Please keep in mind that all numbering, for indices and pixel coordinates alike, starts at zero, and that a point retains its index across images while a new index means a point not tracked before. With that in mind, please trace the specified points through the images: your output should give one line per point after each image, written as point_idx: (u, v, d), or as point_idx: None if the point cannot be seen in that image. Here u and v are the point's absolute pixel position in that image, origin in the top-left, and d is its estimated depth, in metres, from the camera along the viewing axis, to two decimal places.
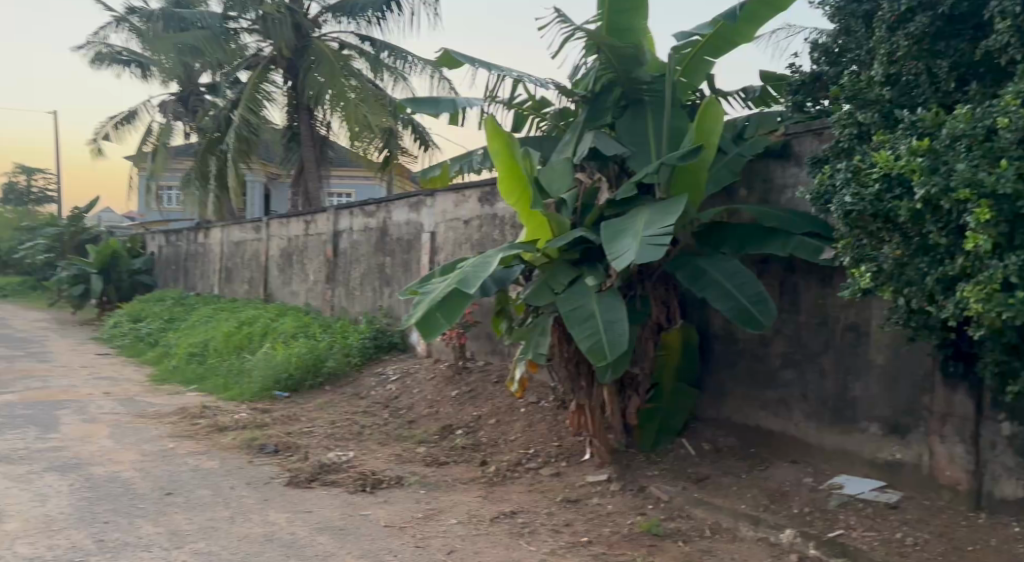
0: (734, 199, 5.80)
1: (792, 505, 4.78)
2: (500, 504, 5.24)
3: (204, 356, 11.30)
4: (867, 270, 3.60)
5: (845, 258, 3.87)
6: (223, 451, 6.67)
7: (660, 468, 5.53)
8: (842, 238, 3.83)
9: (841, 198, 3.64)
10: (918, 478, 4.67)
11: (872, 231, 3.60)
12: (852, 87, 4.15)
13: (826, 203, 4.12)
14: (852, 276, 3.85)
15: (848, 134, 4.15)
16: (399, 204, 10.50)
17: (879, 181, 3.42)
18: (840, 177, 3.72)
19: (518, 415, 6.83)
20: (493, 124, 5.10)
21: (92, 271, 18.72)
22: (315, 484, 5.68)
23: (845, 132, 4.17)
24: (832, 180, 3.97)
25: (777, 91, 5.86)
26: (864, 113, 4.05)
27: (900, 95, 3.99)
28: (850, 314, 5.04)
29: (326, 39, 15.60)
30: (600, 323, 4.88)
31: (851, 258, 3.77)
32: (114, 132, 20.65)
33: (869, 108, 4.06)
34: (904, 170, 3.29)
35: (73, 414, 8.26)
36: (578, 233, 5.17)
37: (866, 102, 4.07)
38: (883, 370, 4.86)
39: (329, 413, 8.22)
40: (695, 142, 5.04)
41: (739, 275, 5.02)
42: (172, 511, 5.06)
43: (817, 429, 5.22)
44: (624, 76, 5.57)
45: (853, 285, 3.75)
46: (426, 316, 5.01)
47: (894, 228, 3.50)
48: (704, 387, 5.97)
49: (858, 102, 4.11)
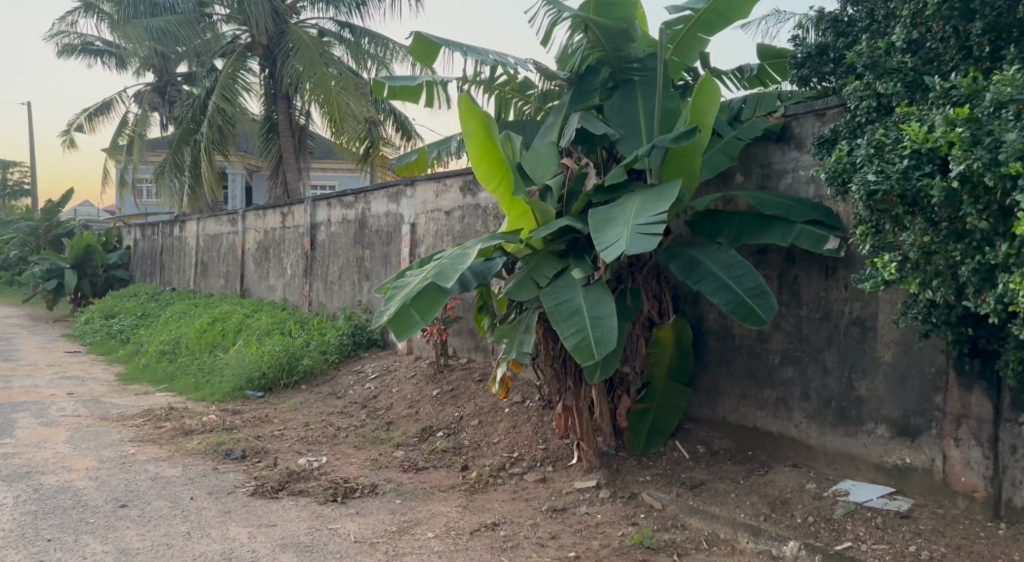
0: (729, 186, 5.43)
1: (794, 514, 4.43)
2: (480, 514, 4.87)
3: (176, 354, 10.85)
4: (891, 260, 3.28)
5: (863, 247, 3.56)
6: (186, 458, 6.25)
7: (653, 473, 5.15)
8: (860, 223, 3.51)
9: (863, 177, 3.29)
10: (930, 485, 4.35)
11: (896, 216, 3.28)
12: (869, 53, 3.75)
13: (842, 184, 3.78)
14: (872, 266, 3.53)
15: (868, 106, 3.79)
16: (378, 195, 10.10)
17: (907, 157, 3.11)
18: (862, 153, 3.38)
19: (501, 415, 6.45)
20: (467, 103, 4.66)
21: (66, 265, 18.16)
22: (282, 495, 5.28)
23: (863, 104, 3.82)
24: (850, 158, 3.65)
25: (777, 71, 5.49)
26: (885, 84, 3.70)
27: (924, 64, 3.65)
28: (855, 308, 4.70)
29: (304, 25, 15.10)
30: (587, 320, 4.51)
31: (870, 248, 3.48)
32: (87, 124, 20.10)
33: (892, 78, 3.68)
34: (939, 143, 2.96)
35: (32, 417, 7.81)
36: (562, 222, 4.81)
37: (887, 72, 3.70)
38: (891, 368, 4.53)
39: (303, 414, 7.82)
40: (689, 123, 4.68)
41: (736, 266, 4.65)
42: (125, 525, 4.64)
43: (819, 432, 4.88)
44: (613, 54, 5.22)
45: (875, 277, 3.44)
46: (400, 312, 4.60)
47: (920, 212, 3.19)
48: (698, 386, 5.61)
49: (879, 71, 3.73)
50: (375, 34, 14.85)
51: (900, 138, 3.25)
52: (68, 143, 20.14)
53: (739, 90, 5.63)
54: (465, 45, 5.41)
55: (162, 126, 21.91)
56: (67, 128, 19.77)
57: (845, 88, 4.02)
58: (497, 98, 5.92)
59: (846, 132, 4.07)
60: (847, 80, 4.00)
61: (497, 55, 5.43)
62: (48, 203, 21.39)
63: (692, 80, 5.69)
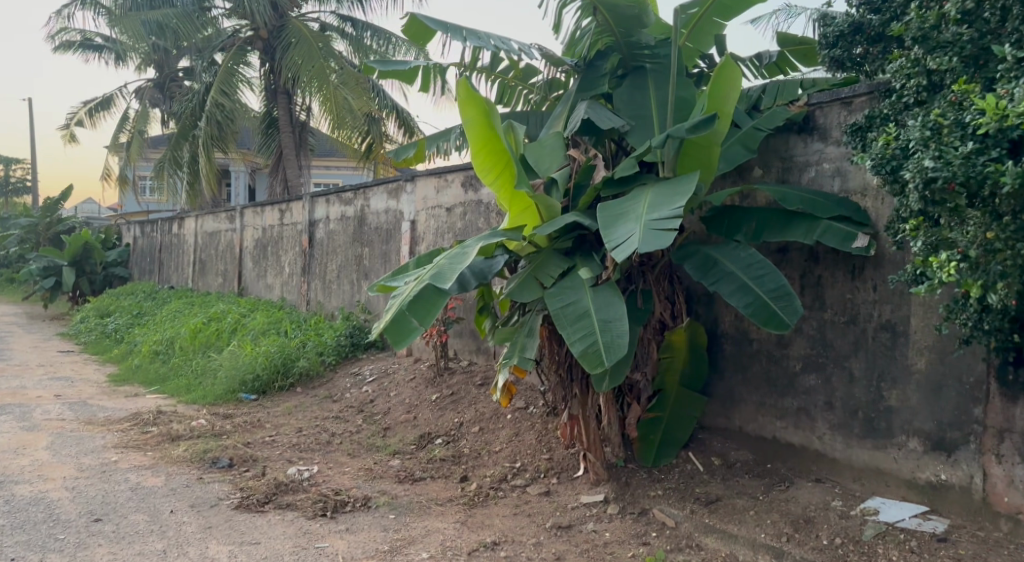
0: (746, 180, 5.07)
1: (819, 535, 4.08)
2: (479, 532, 4.53)
3: (169, 355, 10.52)
4: (949, 259, 2.95)
5: (914, 245, 3.25)
6: (170, 466, 5.92)
7: (665, 487, 4.79)
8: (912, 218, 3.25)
9: (919, 163, 2.99)
10: (968, 504, 4.00)
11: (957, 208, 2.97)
12: (920, 25, 3.42)
13: (889, 173, 3.45)
14: (925, 266, 3.19)
15: (916, 84, 3.51)
16: (377, 191, 9.78)
17: (972, 140, 2.85)
18: (917, 138, 3.08)
19: (503, 422, 6.11)
20: (466, 88, 4.33)
21: (63, 262, 17.78)
22: (268, 508, 4.95)
23: (912, 84, 3.54)
24: (900, 144, 3.34)
25: (797, 56, 5.14)
26: (939, 58, 3.35)
27: (981, 35, 3.22)
28: (884, 312, 4.36)
29: (305, 19, 14.76)
30: (595, 323, 4.17)
31: (924, 246, 3.17)
32: (87, 119, 19.77)
33: (944, 52, 3.33)
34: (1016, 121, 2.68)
35: (14, 420, 7.47)
36: (568, 218, 4.48)
37: (940, 45, 3.35)
38: (924, 377, 4.18)
39: (297, 419, 7.49)
40: (705, 112, 4.33)
41: (758, 265, 4.30)
42: (97, 543, 4.33)
43: (844, 444, 4.53)
44: (623, 40, 4.89)
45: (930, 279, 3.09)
46: (398, 319, 4.23)
47: (986, 204, 2.88)
48: (712, 393, 5.25)
49: (929, 45, 3.41)
50: (377, 28, 14.48)
51: (960, 119, 2.95)
52: (67, 138, 19.86)
53: (757, 78, 5.29)
54: (465, 29, 5.08)
55: (163, 122, 21.59)
56: (66, 123, 19.47)
57: (890, 65, 3.74)
58: (499, 85, 5.59)
59: (894, 116, 3.77)
60: (891, 56, 3.69)
61: (498, 39, 5.09)
62: (47, 200, 21.10)
63: (708, 68, 5.33)
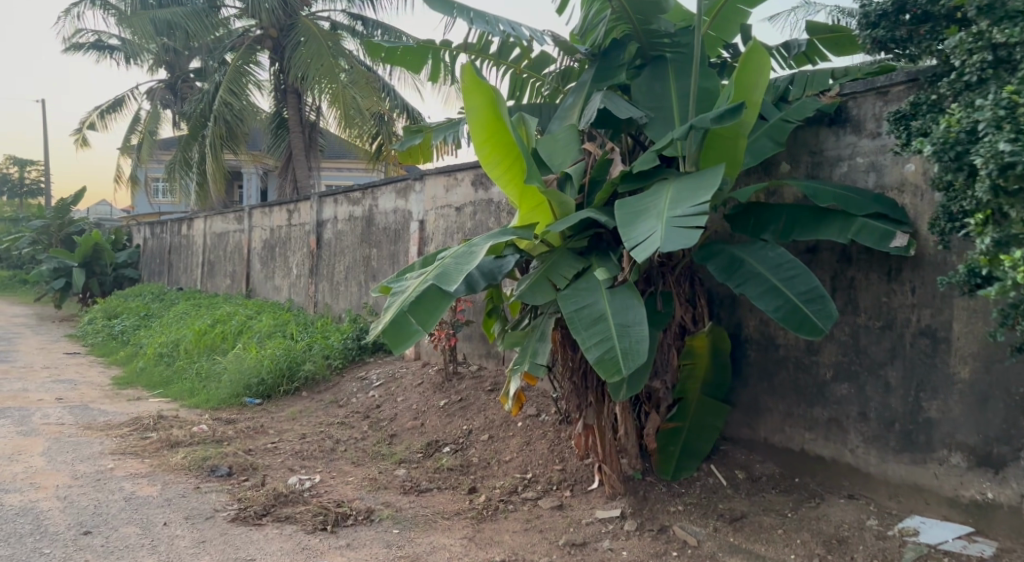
0: (773, 176, 4.77)
1: (854, 557, 3.78)
2: (487, 549, 4.26)
3: (174, 358, 10.31)
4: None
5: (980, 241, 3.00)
6: (167, 474, 5.68)
7: (686, 502, 4.49)
8: (976, 212, 3.04)
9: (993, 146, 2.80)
10: (1017, 526, 3.69)
11: None
12: None
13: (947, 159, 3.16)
14: (993, 266, 2.95)
15: (980, 60, 3.20)
16: (386, 191, 9.54)
17: None
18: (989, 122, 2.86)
19: (514, 429, 5.83)
20: (471, 74, 4.05)
21: (73, 263, 17.67)
22: (265, 521, 4.70)
23: (974, 60, 3.22)
24: (965, 128, 3.06)
25: (826, 45, 4.85)
26: (1007, 29, 3.08)
27: None
28: (924, 316, 4.06)
29: (316, 18, 14.57)
30: (612, 328, 3.89)
31: (993, 242, 2.94)
32: (98, 121, 19.70)
33: (1014, 23, 3.08)
34: None
35: (12, 424, 7.27)
36: (582, 216, 4.21)
37: (1010, 15, 3.11)
38: (968, 387, 3.88)
39: (301, 425, 7.24)
40: (731, 102, 4.05)
41: (788, 266, 4.01)
42: (83, 558, 4.09)
43: (879, 458, 4.23)
44: (641, 27, 4.61)
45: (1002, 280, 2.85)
46: (398, 321, 4.00)
47: None
48: (736, 402, 4.95)
49: (996, 15, 3.16)
50: (387, 27, 14.29)
51: None
52: (79, 140, 19.80)
53: (784, 70, 5.00)
54: (473, 11, 4.83)
55: (174, 123, 21.49)
56: (78, 125, 19.39)
57: (947, 40, 3.49)
58: (511, 76, 5.33)
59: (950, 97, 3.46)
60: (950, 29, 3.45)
61: (509, 25, 4.83)
62: (61, 201, 21.04)
63: (732, 58, 5.04)
